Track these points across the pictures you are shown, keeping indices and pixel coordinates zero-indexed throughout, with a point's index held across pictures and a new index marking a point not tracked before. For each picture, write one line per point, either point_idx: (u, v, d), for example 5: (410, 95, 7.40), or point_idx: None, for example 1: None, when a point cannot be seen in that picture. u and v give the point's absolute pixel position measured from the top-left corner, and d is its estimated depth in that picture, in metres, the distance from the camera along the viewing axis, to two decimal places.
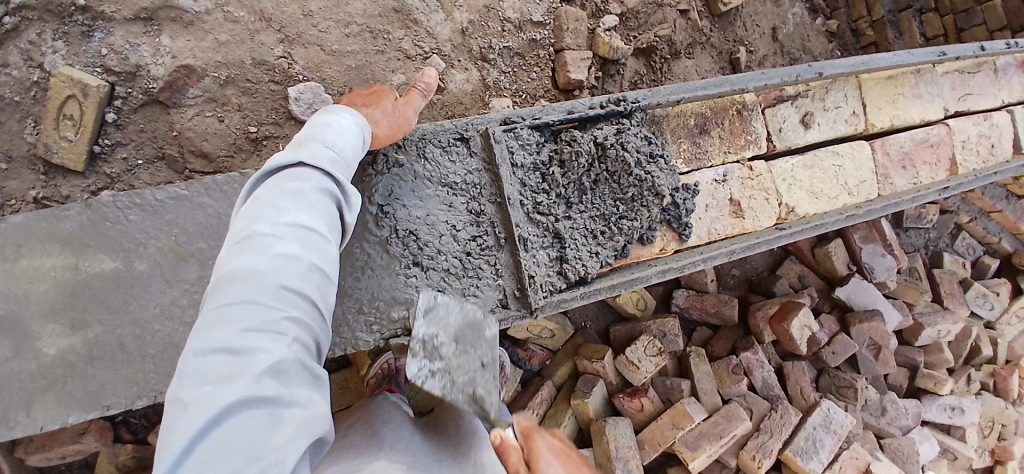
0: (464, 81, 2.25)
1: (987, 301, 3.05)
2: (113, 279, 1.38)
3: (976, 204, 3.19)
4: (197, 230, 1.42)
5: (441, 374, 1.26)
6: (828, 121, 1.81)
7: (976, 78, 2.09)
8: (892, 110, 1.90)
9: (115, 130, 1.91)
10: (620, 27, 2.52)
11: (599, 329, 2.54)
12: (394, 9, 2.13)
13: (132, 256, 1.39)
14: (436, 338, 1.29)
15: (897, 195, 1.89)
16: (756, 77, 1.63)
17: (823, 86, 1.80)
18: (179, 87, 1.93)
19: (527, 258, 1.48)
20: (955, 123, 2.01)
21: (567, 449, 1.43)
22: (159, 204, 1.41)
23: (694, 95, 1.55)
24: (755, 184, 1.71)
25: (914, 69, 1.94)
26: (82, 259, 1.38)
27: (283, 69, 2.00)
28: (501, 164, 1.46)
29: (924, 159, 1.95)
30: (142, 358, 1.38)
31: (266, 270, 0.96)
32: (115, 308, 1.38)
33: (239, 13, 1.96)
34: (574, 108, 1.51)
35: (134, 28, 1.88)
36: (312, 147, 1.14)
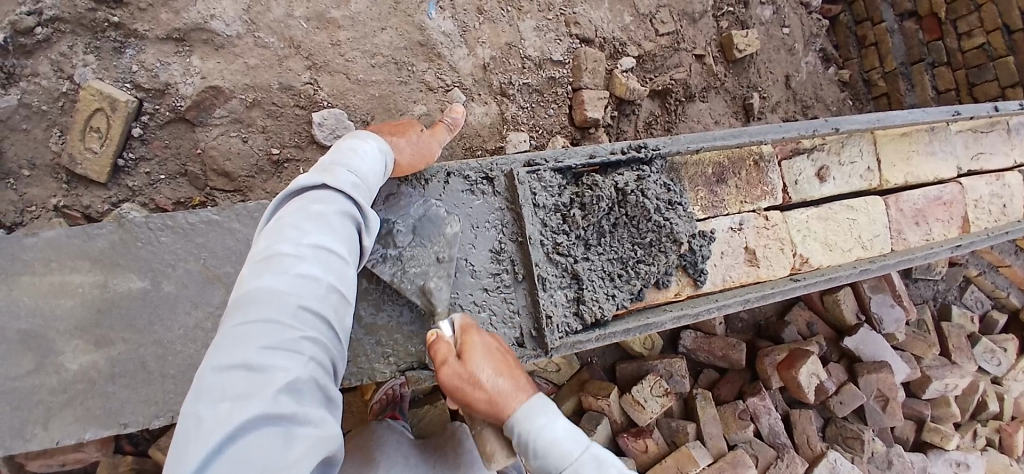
0: (483, 114, 2.29)
1: (994, 357, 3.04)
2: (139, 299, 1.40)
3: (985, 258, 3.20)
4: (227, 254, 1.44)
5: (392, 261, 1.37)
6: (843, 175, 1.84)
7: (989, 137, 2.12)
8: (906, 167, 1.93)
9: (140, 145, 1.95)
10: (636, 69, 2.58)
11: (607, 365, 2.55)
12: (419, 42, 2.18)
13: (160, 276, 1.41)
14: (393, 226, 1.38)
15: (909, 251, 1.91)
16: (775, 130, 1.66)
17: (839, 140, 1.84)
18: (206, 106, 1.97)
19: (545, 298, 1.49)
20: (967, 182, 2.04)
21: (509, 354, 1.22)
22: (191, 227, 1.43)
23: (713, 145, 1.58)
24: (771, 234, 1.73)
25: (928, 127, 1.97)
26: (110, 277, 1.40)
27: (309, 95, 2.04)
28: (524, 205, 1.48)
29: (937, 216, 1.97)
30: (162, 379, 1.39)
31: (287, 290, 0.98)
32: (140, 328, 1.39)
33: (269, 39, 2.00)
34: (595, 153, 1.54)
35: (165, 47, 1.93)
36: (337, 171, 1.16)
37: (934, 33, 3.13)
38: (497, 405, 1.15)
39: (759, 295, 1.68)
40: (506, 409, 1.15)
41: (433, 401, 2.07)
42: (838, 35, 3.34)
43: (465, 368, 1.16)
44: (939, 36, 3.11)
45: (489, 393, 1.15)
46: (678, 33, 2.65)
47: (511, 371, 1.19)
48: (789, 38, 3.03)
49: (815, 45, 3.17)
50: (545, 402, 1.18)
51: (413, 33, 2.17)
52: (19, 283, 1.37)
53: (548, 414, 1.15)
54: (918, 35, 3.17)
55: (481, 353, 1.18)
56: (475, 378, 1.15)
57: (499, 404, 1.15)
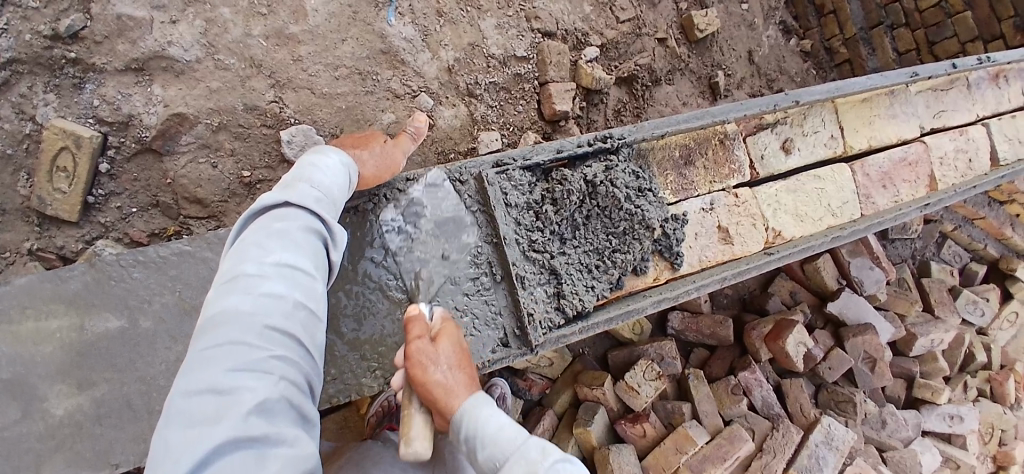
0: (452, 117, 2.29)
1: (976, 307, 3.11)
2: (117, 338, 1.39)
3: (959, 212, 3.26)
4: (201, 284, 1.44)
5: (405, 237, 1.45)
6: (807, 146, 1.87)
7: (949, 95, 2.16)
8: (868, 132, 1.97)
9: (108, 180, 1.93)
10: (601, 58, 2.60)
11: (598, 355, 2.62)
12: (381, 50, 2.18)
13: (136, 313, 1.41)
14: (421, 208, 1.47)
15: (880, 215, 1.95)
16: (736, 108, 1.68)
17: (801, 112, 1.87)
18: (171, 134, 1.95)
19: (525, 296, 1.50)
20: (931, 140, 2.08)
21: (468, 356, 1.30)
22: (163, 260, 1.43)
23: (676, 128, 1.60)
24: (742, 210, 1.76)
25: (887, 91, 2.01)
26: (87, 319, 1.39)
27: (275, 113, 2.03)
28: (496, 206, 1.49)
29: (904, 177, 2.01)
30: (151, 414, 1.39)
31: (251, 310, 0.99)
32: (121, 367, 1.39)
33: (229, 60, 1.99)
34: (563, 146, 1.54)
35: (125, 78, 1.91)
36: (298, 187, 1.16)
37: None
38: (449, 394, 1.19)
39: (736, 271, 1.70)
40: (457, 398, 1.20)
41: None
42: (796, 7, 3.37)
43: (436, 352, 1.22)
44: None
45: (447, 383, 1.20)
46: (638, 18, 2.68)
47: (466, 369, 1.26)
48: (749, 14, 3.05)
49: (774, 18, 3.20)
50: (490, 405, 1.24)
51: (374, 42, 2.17)
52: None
53: (496, 412, 1.21)
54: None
55: (449, 345, 1.26)
56: (438, 367, 1.20)
57: (456, 394, 1.20)
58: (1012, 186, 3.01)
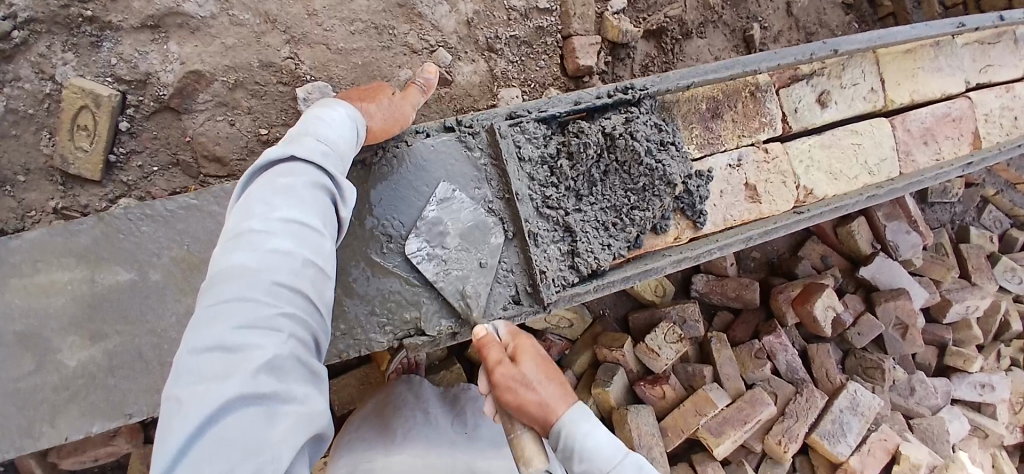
0: (471, 73, 2.23)
1: (1015, 275, 2.96)
2: (128, 290, 1.41)
3: (1003, 175, 3.09)
4: (208, 239, 1.42)
5: (436, 261, 1.40)
6: (844, 99, 1.76)
7: (996, 49, 1.99)
8: (911, 85, 1.83)
9: (130, 139, 1.93)
10: (627, 10, 2.49)
11: (619, 317, 2.60)
12: (397, 4, 2.11)
13: (146, 267, 1.41)
14: (441, 224, 1.41)
15: (920, 173, 1.83)
16: (769, 57, 1.58)
17: (839, 63, 1.75)
18: (189, 93, 1.94)
19: (538, 253, 1.46)
20: (977, 96, 1.93)
21: (551, 362, 1.36)
22: (170, 215, 1.42)
23: (704, 78, 1.52)
24: (772, 167, 1.67)
25: (932, 42, 1.86)
26: (97, 272, 1.41)
27: (290, 70, 2.00)
28: (509, 160, 1.45)
29: (946, 134, 1.88)
30: (161, 367, 1.40)
31: (258, 267, 0.97)
32: (132, 319, 1.41)
33: (244, 16, 1.95)
34: (581, 98, 1.50)
35: (141, 36, 1.89)
36: (305, 141, 1.13)
37: None
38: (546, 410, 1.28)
39: (763, 232, 1.64)
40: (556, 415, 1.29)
41: (448, 366, 2.17)
42: None
43: (521, 371, 1.29)
44: None
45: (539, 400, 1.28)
46: None
47: (555, 376, 1.33)
48: None
49: None
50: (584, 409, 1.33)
51: None
52: (10, 284, 1.40)
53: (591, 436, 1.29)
54: None
55: (531, 360, 1.32)
56: (526, 390, 1.28)
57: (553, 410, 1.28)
58: None
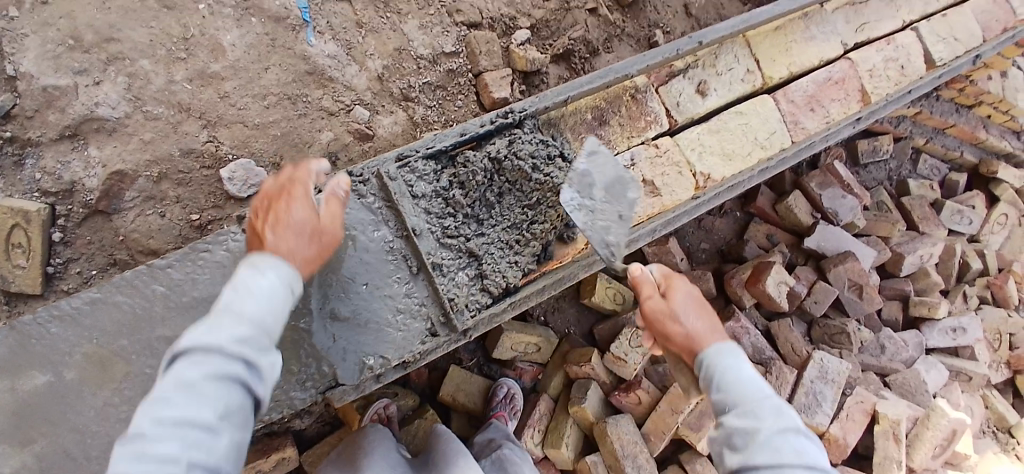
0: (392, 124, 2.30)
1: (964, 217, 3.08)
2: (47, 392, 1.42)
3: (927, 124, 3.15)
4: (117, 328, 1.45)
5: (585, 210, 1.50)
6: (723, 85, 1.86)
7: (869, 7, 2.13)
8: (787, 59, 1.95)
9: (64, 248, 1.96)
10: (534, 39, 2.61)
11: (584, 331, 2.61)
12: (307, 71, 2.18)
13: (60, 366, 1.43)
14: (591, 177, 1.54)
15: (810, 138, 1.93)
16: (639, 60, 1.69)
17: (711, 53, 1.85)
18: (116, 192, 1.97)
19: (445, 283, 1.52)
20: (856, 55, 2.05)
21: (703, 302, 1.56)
22: (76, 311, 1.44)
23: (580, 91, 1.62)
24: (665, 161, 1.75)
25: (800, 15, 1.99)
26: (16, 380, 1.41)
27: (212, 153, 2.05)
28: (401, 199, 1.49)
29: (832, 96, 1.99)
30: (86, 460, 1.41)
31: (179, 406, 1.04)
32: (55, 419, 1.42)
33: (157, 110, 2.01)
34: (465, 129, 1.55)
35: (61, 147, 1.94)
36: (250, 277, 1.17)
37: None
38: (695, 339, 1.47)
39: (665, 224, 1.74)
40: (708, 339, 1.47)
41: (422, 413, 2.20)
42: None
43: (671, 303, 1.53)
44: None
45: (688, 328, 1.49)
46: None
47: (707, 313, 1.53)
48: None
49: None
50: (735, 352, 1.45)
51: (298, 64, 2.17)
52: None
53: (743, 358, 1.43)
54: None
55: (684, 299, 1.54)
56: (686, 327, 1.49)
57: (705, 336, 1.47)
58: (972, 88, 2.96)
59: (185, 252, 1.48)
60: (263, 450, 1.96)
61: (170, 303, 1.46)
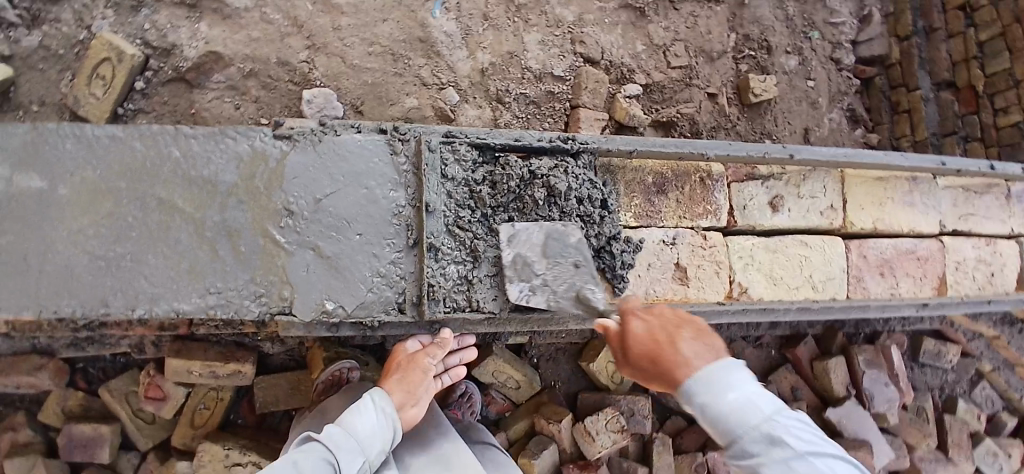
0: (475, 117, 2.29)
1: (996, 463, 2.75)
2: (36, 199, 1.30)
3: (1001, 353, 2.94)
4: (124, 169, 1.33)
5: (540, 289, 1.50)
6: (799, 209, 1.83)
7: (982, 199, 2.09)
8: (876, 213, 1.92)
9: (141, 98, 2.04)
10: (643, 98, 2.55)
11: (569, 392, 2.48)
12: (419, 38, 2.24)
13: (61, 178, 1.31)
14: (526, 256, 1.50)
15: (867, 299, 1.86)
16: (722, 147, 1.66)
17: (800, 173, 1.84)
18: (206, 70, 2.07)
19: (433, 268, 1.45)
20: (950, 241, 2.01)
21: (679, 321, 1.36)
22: (97, 139, 1.33)
23: (648, 149, 1.60)
24: (707, 255, 1.72)
25: (908, 177, 1.96)
26: (14, 172, 1.30)
27: (304, 73, 2.12)
28: (430, 172, 1.46)
29: (906, 270, 1.94)
30: (39, 275, 1.28)
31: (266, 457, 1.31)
32: (29, 222, 1.29)
33: (274, 16, 2.11)
34: (522, 136, 1.54)
35: (178, 11, 2.06)
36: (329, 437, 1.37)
37: (969, 105, 3.03)
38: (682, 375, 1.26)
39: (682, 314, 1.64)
40: (691, 367, 1.26)
41: None
42: (871, 98, 3.23)
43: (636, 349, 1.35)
44: (975, 109, 3.00)
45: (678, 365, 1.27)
46: (691, 68, 2.63)
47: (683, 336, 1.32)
48: (814, 91, 2.90)
49: (842, 102, 3.04)
50: (728, 372, 1.24)
51: (414, 28, 2.23)
52: None
53: (735, 371, 1.24)
54: (952, 107, 3.06)
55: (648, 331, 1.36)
56: (663, 359, 1.30)
57: (691, 363, 1.26)
58: None
59: (214, 130, 1.37)
60: (223, 356, 1.94)
61: (180, 171, 1.35)
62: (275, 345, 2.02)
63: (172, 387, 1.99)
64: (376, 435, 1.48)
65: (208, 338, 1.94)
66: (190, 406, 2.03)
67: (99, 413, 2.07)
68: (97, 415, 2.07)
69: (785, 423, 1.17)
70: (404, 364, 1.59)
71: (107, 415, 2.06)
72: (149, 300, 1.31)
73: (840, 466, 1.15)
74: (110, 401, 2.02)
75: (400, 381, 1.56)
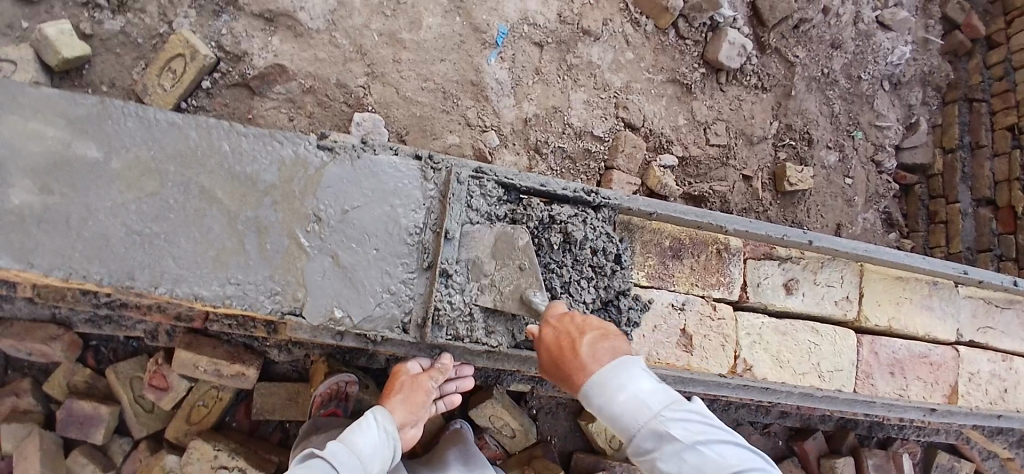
0: (511, 162, 2.38)
1: None
2: (89, 167, 1.37)
3: None
4: (174, 153, 1.42)
5: (562, 289, 1.55)
6: (814, 294, 1.83)
7: (1002, 313, 2.07)
8: (892, 311, 1.90)
9: (204, 97, 2.18)
10: (677, 169, 2.61)
11: (563, 450, 2.44)
12: (471, 81, 2.35)
13: (116, 153, 1.39)
14: (551, 257, 1.56)
15: (873, 396, 1.86)
16: (741, 222, 1.69)
17: (818, 260, 1.83)
18: (269, 80, 2.21)
19: (443, 293, 1.49)
20: (966, 351, 1.99)
21: (576, 320, 1.40)
22: (156, 122, 1.42)
23: (668, 213, 1.63)
24: (714, 325, 1.73)
25: (929, 280, 1.95)
26: (75, 140, 1.38)
27: (358, 97, 2.24)
28: (455, 202, 1.53)
29: (919, 373, 1.92)
30: (79, 239, 1.35)
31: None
32: (78, 188, 1.36)
33: (342, 41, 2.25)
34: (548, 183, 1.61)
35: (255, 23, 2.20)
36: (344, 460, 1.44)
37: (1008, 226, 3.03)
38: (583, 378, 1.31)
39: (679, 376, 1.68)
40: (588, 371, 1.31)
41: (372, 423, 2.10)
42: (908, 204, 3.23)
43: (552, 350, 1.38)
44: (1013, 230, 3.00)
45: (580, 369, 1.32)
46: (730, 148, 2.68)
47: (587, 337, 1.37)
48: (850, 189, 2.91)
49: (879, 204, 3.04)
50: (624, 376, 1.28)
51: (468, 72, 2.35)
52: None
53: (626, 370, 1.28)
54: (991, 225, 3.07)
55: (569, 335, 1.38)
56: (578, 369, 1.33)
57: (587, 367, 1.31)
58: None
59: (264, 132, 1.46)
60: (231, 356, 1.98)
61: (225, 164, 1.44)
62: (282, 353, 2.05)
63: (175, 379, 2.02)
64: (378, 452, 1.50)
65: (220, 336, 1.99)
66: (189, 402, 2.08)
67: (103, 391, 2.14)
68: (100, 392, 2.13)
69: (670, 415, 1.24)
70: (407, 386, 1.59)
71: (110, 396, 2.13)
72: (173, 280, 1.37)
73: (729, 451, 1.23)
74: (115, 383, 2.07)
75: (402, 401, 1.58)
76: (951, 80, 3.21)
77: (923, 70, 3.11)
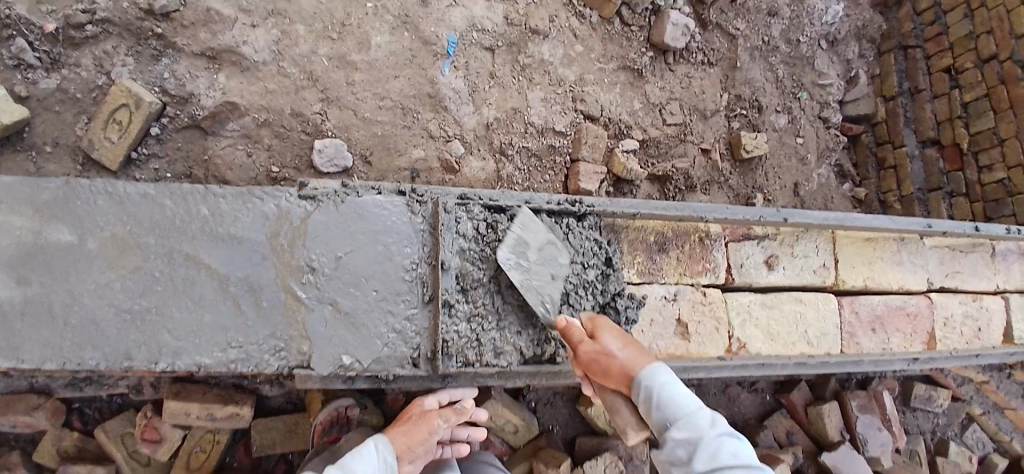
0: (479, 168, 2.38)
1: None
2: (63, 252, 1.34)
3: (989, 396, 3.00)
4: (151, 224, 1.38)
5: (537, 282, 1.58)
6: (794, 267, 1.91)
7: (967, 257, 2.22)
8: (866, 270, 2.01)
9: (155, 143, 2.10)
10: (639, 152, 2.66)
11: (567, 437, 2.49)
12: (428, 94, 2.33)
13: (89, 233, 1.35)
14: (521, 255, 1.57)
15: (860, 355, 1.96)
16: (716, 210, 1.75)
17: (793, 233, 1.92)
18: (221, 118, 2.14)
19: (446, 324, 1.51)
20: (938, 298, 2.13)
21: (631, 335, 1.50)
22: (127, 195, 1.38)
23: (652, 211, 1.69)
24: (707, 310, 1.81)
25: (897, 237, 2.07)
26: (44, 226, 1.34)
27: (317, 124, 2.20)
28: (446, 231, 1.53)
29: (897, 326, 2.04)
30: (66, 328, 1.32)
31: None
32: (57, 275, 1.33)
33: (291, 70, 2.19)
34: (532, 198, 1.63)
35: (198, 62, 2.12)
36: None
37: (954, 163, 3.16)
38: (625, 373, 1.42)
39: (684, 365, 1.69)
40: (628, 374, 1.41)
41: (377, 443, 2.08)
42: (857, 155, 3.41)
43: (595, 345, 1.45)
44: (960, 167, 3.14)
45: (619, 364, 1.42)
46: (686, 125, 2.75)
47: (631, 342, 1.47)
48: (802, 147, 3.03)
49: (830, 158, 3.18)
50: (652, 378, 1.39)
51: (424, 85, 2.33)
52: None
53: (657, 381, 1.39)
54: (938, 164, 3.21)
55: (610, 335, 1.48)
56: (612, 367, 1.43)
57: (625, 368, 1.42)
58: None
59: (242, 190, 1.43)
60: (223, 399, 1.94)
61: (205, 228, 1.40)
62: (273, 387, 2.04)
63: (169, 429, 1.97)
64: None
65: (208, 381, 1.95)
66: (186, 449, 2.02)
67: (94, 454, 2.06)
68: (92, 456, 2.05)
69: (697, 422, 1.36)
70: (414, 419, 1.62)
71: (102, 457, 2.05)
72: (171, 353, 1.35)
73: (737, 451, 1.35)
74: (106, 442, 1.99)
75: (405, 431, 1.59)
76: (883, 31, 3.40)
77: (856, 25, 3.26)
